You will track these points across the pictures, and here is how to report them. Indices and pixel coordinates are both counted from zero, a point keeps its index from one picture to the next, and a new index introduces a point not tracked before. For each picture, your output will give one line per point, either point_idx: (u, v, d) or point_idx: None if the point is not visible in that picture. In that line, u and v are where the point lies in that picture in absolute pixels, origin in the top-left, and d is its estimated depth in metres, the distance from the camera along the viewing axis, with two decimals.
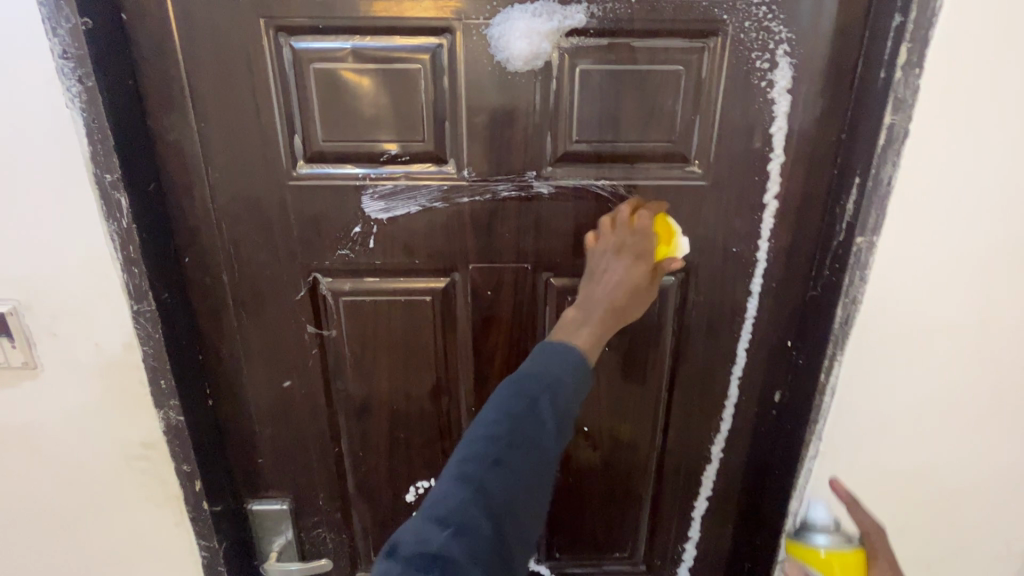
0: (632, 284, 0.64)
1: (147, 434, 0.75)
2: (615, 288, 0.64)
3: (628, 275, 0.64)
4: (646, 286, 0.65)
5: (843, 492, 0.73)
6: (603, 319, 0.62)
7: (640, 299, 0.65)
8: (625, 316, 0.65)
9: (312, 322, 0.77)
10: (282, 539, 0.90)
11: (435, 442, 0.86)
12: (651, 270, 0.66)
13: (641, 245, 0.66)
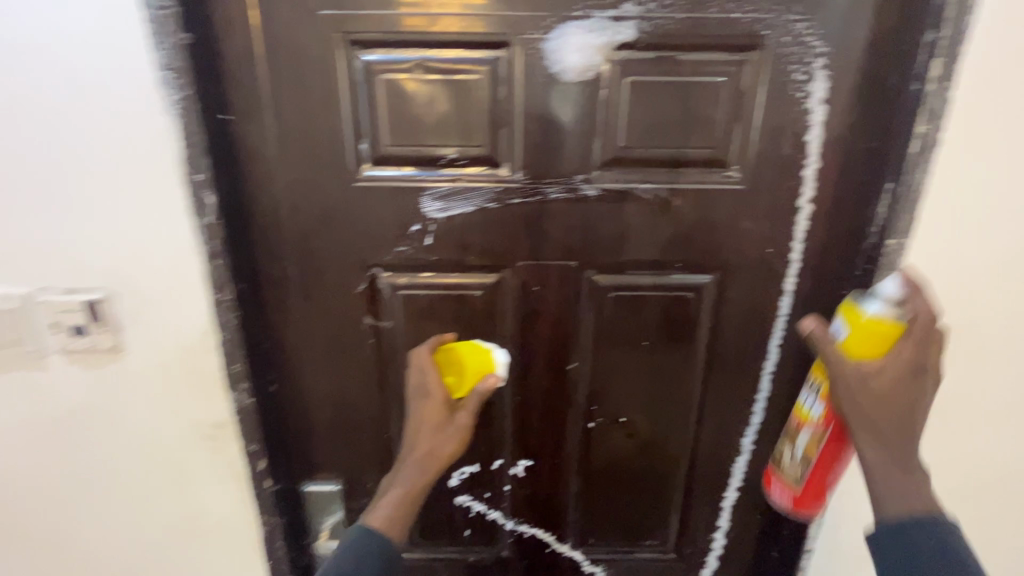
0: (419, 430, 0.73)
1: (218, 415, 0.81)
2: (411, 442, 0.73)
3: (421, 423, 0.73)
4: (446, 422, 0.73)
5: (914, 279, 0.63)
6: (415, 476, 0.71)
7: (439, 437, 0.72)
8: (437, 460, 0.72)
9: (370, 313, 0.83)
10: (332, 519, 0.96)
11: (480, 428, 0.91)
12: (457, 417, 0.73)
13: (426, 385, 0.74)
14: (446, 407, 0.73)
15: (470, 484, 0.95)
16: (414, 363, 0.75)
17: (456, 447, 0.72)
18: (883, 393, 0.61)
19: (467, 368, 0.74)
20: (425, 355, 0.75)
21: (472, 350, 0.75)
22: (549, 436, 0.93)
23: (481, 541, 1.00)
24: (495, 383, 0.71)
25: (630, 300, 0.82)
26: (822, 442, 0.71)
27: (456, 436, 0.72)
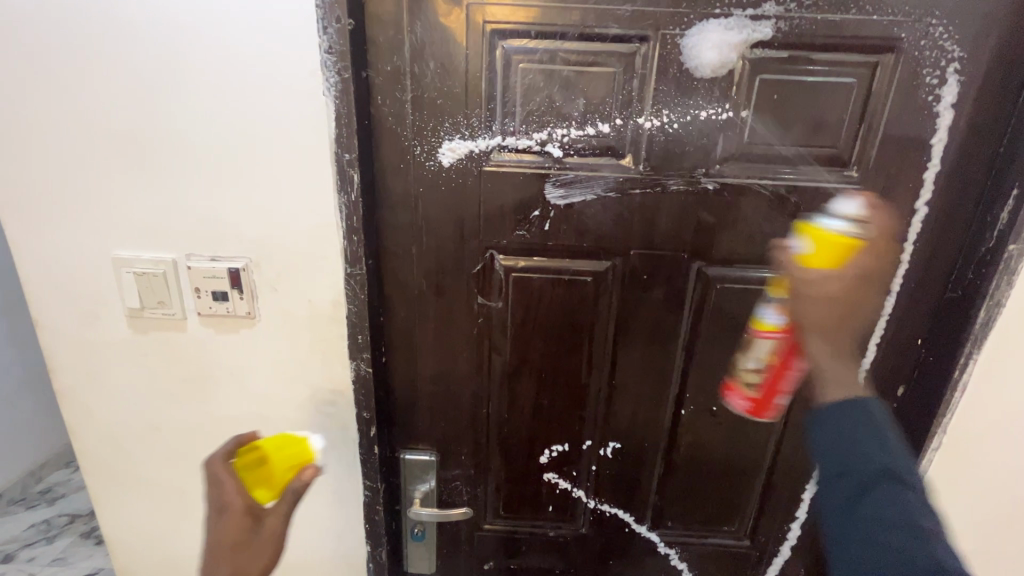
0: (215, 555, 0.61)
1: (338, 380, 0.86)
2: (206, 574, 0.61)
3: (213, 544, 0.61)
4: (249, 535, 0.62)
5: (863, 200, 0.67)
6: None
7: (241, 554, 0.61)
8: None
9: (482, 294, 0.87)
10: (426, 486, 1.01)
11: (573, 410, 0.95)
12: (246, 529, 0.62)
13: (223, 496, 0.64)
14: (249, 515, 0.63)
15: (558, 461, 0.99)
16: (207, 474, 0.65)
17: (269, 562, 0.62)
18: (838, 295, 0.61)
19: (283, 467, 0.68)
20: (219, 464, 0.65)
21: (288, 440, 0.70)
22: (639, 422, 0.96)
23: (561, 517, 1.05)
24: (314, 477, 0.65)
25: (736, 293, 0.85)
26: (775, 353, 0.75)
27: (270, 550, 0.63)
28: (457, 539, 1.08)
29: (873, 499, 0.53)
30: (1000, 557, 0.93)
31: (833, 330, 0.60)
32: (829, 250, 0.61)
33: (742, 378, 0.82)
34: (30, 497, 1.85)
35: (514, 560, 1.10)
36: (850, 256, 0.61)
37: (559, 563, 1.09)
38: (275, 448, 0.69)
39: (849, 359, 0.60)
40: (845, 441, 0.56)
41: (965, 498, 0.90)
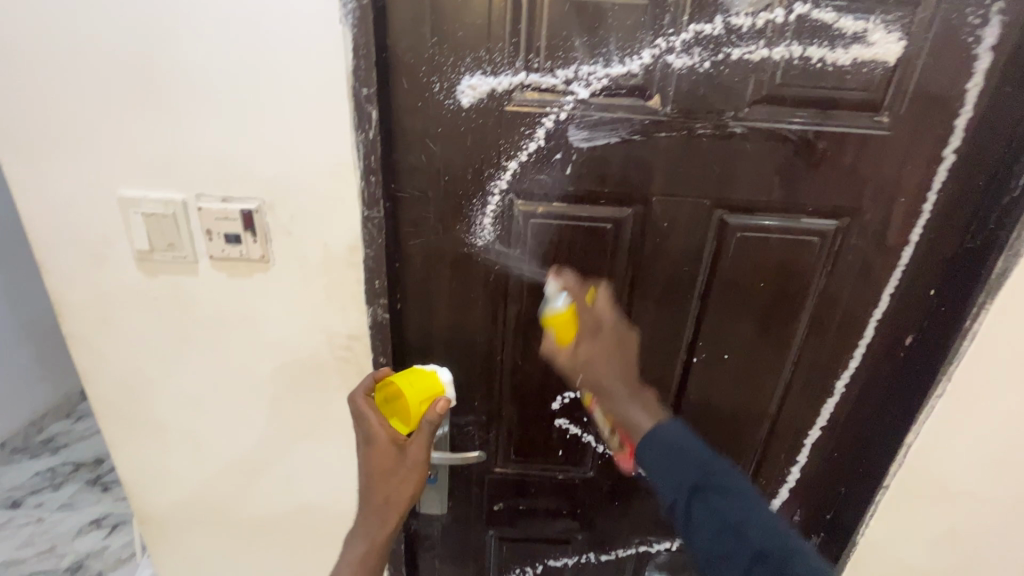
0: (374, 477, 0.78)
1: (354, 326, 0.86)
2: (370, 490, 0.78)
3: (372, 468, 0.78)
4: (396, 461, 0.77)
5: (566, 275, 0.87)
6: (376, 526, 0.78)
7: (395, 476, 0.77)
8: (401, 498, 0.78)
9: (500, 240, 0.86)
10: (441, 432, 1.01)
11: None
12: (395, 456, 0.77)
13: (371, 430, 0.77)
14: (393, 446, 0.77)
15: (570, 407, 1.01)
16: (354, 409, 0.80)
17: (417, 479, 0.78)
18: (578, 368, 0.82)
19: (416, 399, 0.79)
20: (363, 402, 0.79)
21: (418, 375, 0.81)
22: (651, 370, 0.97)
23: (570, 461, 1.08)
24: (445, 408, 0.76)
25: (756, 241, 0.85)
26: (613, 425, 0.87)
27: (414, 474, 0.77)
28: (468, 482, 1.12)
29: (697, 523, 0.70)
30: (985, 502, 0.96)
31: (609, 371, 0.82)
32: (561, 327, 0.82)
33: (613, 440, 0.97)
34: (34, 447, 1.98)
35: (522, 501, 1.14)
36: (581, 319, 0.83)
37: (566, 504, 1.14)
38: (408, 382, 0.80)
39: (644, 398, 0.81)
40: (664, 477, 0.73)
41: (963, 447, 0.91)
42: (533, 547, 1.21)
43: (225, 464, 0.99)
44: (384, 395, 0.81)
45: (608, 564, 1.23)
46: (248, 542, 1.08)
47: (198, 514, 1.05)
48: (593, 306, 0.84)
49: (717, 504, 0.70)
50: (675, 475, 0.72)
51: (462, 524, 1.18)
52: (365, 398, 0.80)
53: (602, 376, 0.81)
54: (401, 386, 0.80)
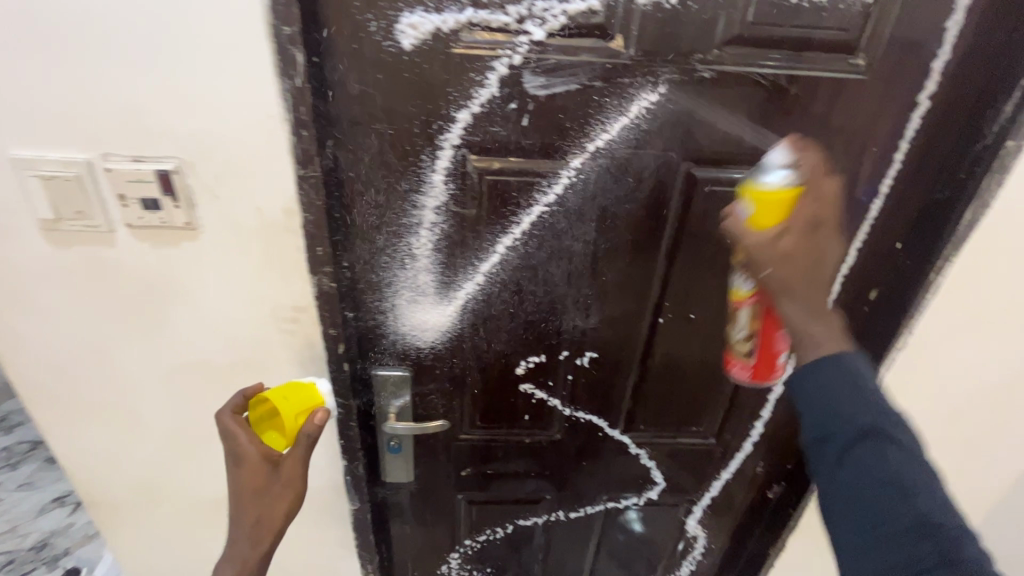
0: (245, 497, 0.76)
1: (298, 297, 0.80)
2: (240, 511, 0.76)
3: (242, 488, 0.76)
4: (268, 478, 0.76)
5: (799, 152, 0.64)
6: (246, 546, 0.76)
7: (269, 492, 0.76)
8: (276, 516, 0.77)
9: (454, 200, 0.79)
10: (401, 401, 0.98)
11: (551, 321, 0.92)
12: (266, 472, 0.76)
13: (239, 447, 0.76)
14: (267, 462, 0.76)
15: (535, 372, 0.98)
16: (222, 429, 0.77)
17: (291, 496, 0.76)
18: (784, 253, 0.61)
19: (291, 413, 0.78)
20: (229, 419, 0.77)
21: (294, 389, 0.80)
22: (617, 332, 0.94)
23: (537, 425, 1.06)
24: (325, 418, 0.77)
25: (723, 196, 0.81)
26: (758, 319, 0.73)
27: (289, 492, 0.76)
28: (434, 450, 1.09)
29: (866, 462, 0.55)
30: (939, 447, 1.00)
31: (801, 287, 0.61)
32: (768, 207, 0.61)
33: (739, 351, 0.79)
34: None
35: (491, 465, 1.13)
36: (796, 206, 0.62)
37: (534, 466, 1.14)
38: (283, 398, 0.79)
39: (827, 314, 0.62)
40: (829, 409, 0.58)
41: (920, 395, 0.95)
42: (503, 508, 1.22)
43: (173, 445, 0.94)
44: (261, 411, 0.81)
45: (577, 520, 1.24)
46: (204, 524, 1.04)
47: (148, 498, 1.00)
48: (812, 197, 0.63)
49: (882, 460, 0.55)
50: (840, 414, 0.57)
51: (430, 490, 1.16)
52: (234, 417, 0.78)
53: (772, 267, 0.62)
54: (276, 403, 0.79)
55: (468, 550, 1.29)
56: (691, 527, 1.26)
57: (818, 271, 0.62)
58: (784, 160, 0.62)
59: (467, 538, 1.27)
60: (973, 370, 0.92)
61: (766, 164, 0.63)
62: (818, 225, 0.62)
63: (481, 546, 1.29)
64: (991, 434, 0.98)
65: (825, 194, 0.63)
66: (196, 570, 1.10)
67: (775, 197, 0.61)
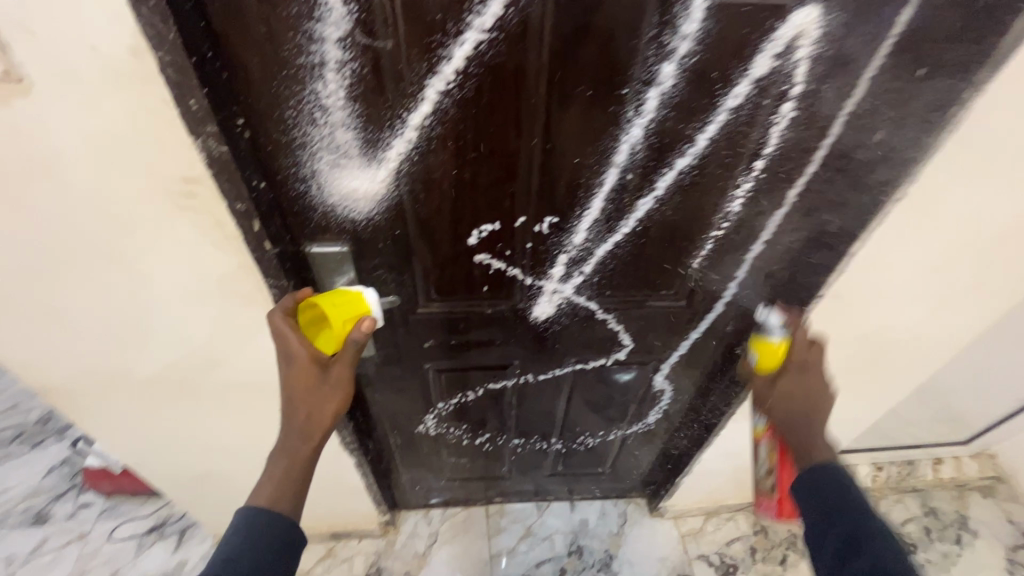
0: (295, 395, 0.78)
1: (186, 166, 0.66)
2: (292, 408, 0.78)
3: (292, 387, 0.77)
4: (319, 379, 0.78)
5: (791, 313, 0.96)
6: (298, 441, 0.78)
7: (319, 392, 0.78)
8: (324, 415, 0.78)
9: (361, 28, 0.61)
10: (345, 279, 0.90)
11: (503, 182, 0.80)
12: (318, 374, 0.77)
13: (291, 346, 0.76)
14: (317, 365, 0.77)
15: (489, 241, 0.88)
16: (272, 328, 0.77)
17: (341, 397, 0.79)
18: (788, 393, 0.90)
19: (341, 319, 0.80)
20: (282, 320, 0.77)
21: (342, 297, 0.82)
22: (579, 193, 0.82)
23: (498, 295, 1.00)
24: (371, 326, 0.76)
25: (705, 13, 0.64)
26: (775, 462, 1.09)
27: (339, 391, 0.79)
28: (392, 325, 1.05)
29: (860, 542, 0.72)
30: (915, 301, 0.96)
31: (798, 405, 0.90)
32: (768, 357, 0.95)
33: (765, 485, 1.14)
34: None
35: (455, 336, 1.09)
36: (805, 328, 0.90)
37: (500, 334, 1.10)
38: (334, 304, 0.80)
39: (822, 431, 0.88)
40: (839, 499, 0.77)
41: (907, 253, 0.87)
42: (472, 375, 1.22)
43: (100, 341, 0.86)
44: (309, 316, 0.81)
45: (546, 381, 1.27)
46: (167, 406, 1.03)
47: (93, 393, 0.95)
48: (807, 347, 0.93)
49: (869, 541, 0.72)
50: (831, 502, 0.77)
51: (396, 362, 1.15)
52: (286, 318, 0.78)
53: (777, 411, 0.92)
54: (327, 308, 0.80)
55: (443, 411, 1.34)
56: (658, 381, 1.29)
57: (821, 400, 0.90)
58: (781, 322, 0.97)
59: (440, 402, 1.30)
60: (971, 222, 0.82)
61: (772, 326, 0.97)
62: (813, 344, 0.95)
63: (455, 407, 1.34)
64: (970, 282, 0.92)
65: (812, 365, 0.92)
66: (174, 445, 1.13)
67: (774, 351, 0.94)
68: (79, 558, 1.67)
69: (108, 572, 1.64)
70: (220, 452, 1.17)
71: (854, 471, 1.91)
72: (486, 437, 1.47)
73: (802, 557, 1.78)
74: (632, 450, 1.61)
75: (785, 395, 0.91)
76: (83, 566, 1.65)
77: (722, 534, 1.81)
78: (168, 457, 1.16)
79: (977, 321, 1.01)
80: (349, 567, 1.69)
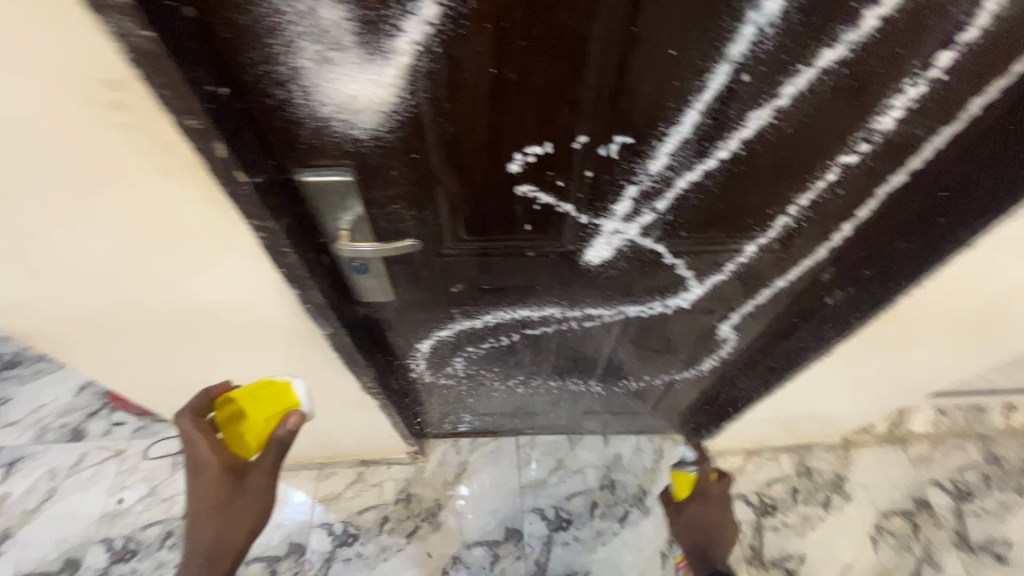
0: (203, 512, 0.74)
1: (103, 60, 0.45)
2: (201, 525, 0.75)
3: (206, 498, 0.74)
4: (231, 490, 0.74)
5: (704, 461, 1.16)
6: (205, 558, 0.75)
7: (229, 507, 0.74)
8: (238, 533, 0.75)
9: None
10: (351, 215, 0.71)
11: (561, 87, 0.56)
12: (222, 488, 0.74)
13: (201, 455, 0.74)
14: (231, 472, 0.75)
15: (536, 169, 0.66)
16: (182, 433, 0.75)
17: (257, 510, 0.75)
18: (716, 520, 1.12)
19: (261, 418, 0.75)
20: (190, 427, 0.74)
21: (262, 390, 0.76)
22: (668, 101, 0.58)
23: (543, 236, 0.80)
24: (297, 424, 0.72)
25: None
26: None
27: (255, 503, 0.75)
28: (413, 268, 0.87)
29: None
30: None
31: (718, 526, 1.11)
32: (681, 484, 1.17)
33: None
34: None
35: (489, 280, 0.91)
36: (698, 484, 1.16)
37: (541, 279, 0.91)
38: (253, 400, 0.76)
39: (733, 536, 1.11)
40: None
41: None
42: (508, 320, 1.06)
43: (66, 288, 0.71)
44: (228, 414, 0.78)
45: (591, 327, 1.10)
46: (166, 353, 0.90)
47: (76, 342, 0.83)
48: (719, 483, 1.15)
49: None
50: None
51: (420, 307, 0.99)
52: (196, 420, 0.76)
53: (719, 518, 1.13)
54: (246, 406, 0.76)
55: (473, 355, 1.20)
56: (723, 330, 1.11)
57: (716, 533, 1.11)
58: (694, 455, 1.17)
59: (470, 346, 1.16)
60: None
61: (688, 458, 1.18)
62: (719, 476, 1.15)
63: (486, 351, 1.19)
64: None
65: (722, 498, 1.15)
66: (182, 388, 1.03)
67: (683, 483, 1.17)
68: (118, 473, 1.70)
69: (147, 487, 1.67)
70: None
71: (918, 417, 1.76)
72: (521, 378, 1.35)
73: (848, 501, 1.68)
74: (677, 393, 1.47)
75: (690, 524, 1.12)
76: (123, 480, 1.69)
77: (764, 474, 1.72)
78: (179, 399, 1.07)
79: None
80: (379, 491, 1.69)
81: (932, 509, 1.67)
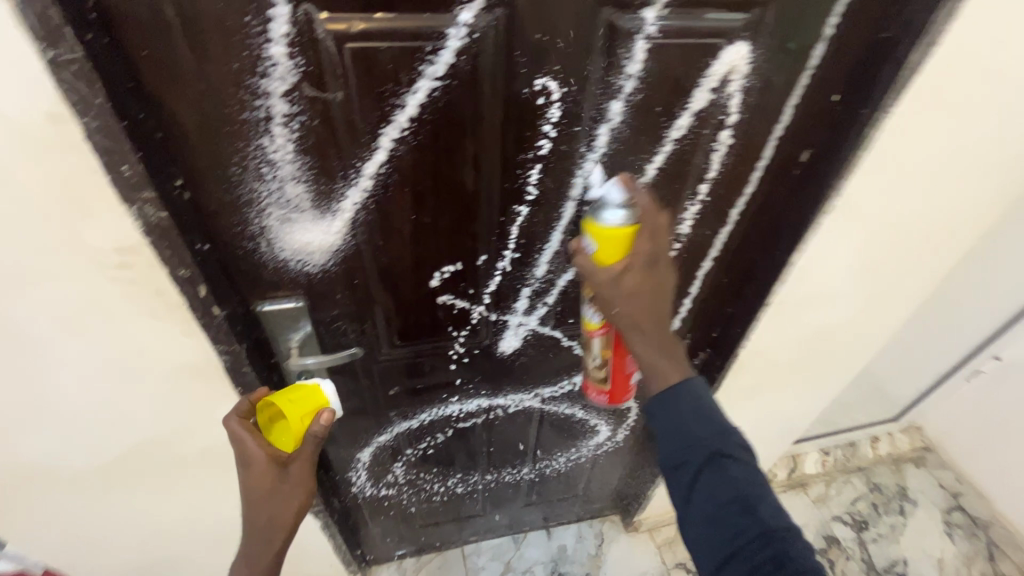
0: (255, 500, 0.76)
1: (118, 236, 0.60)
2: (252, 512, 0.77)
3: (252, 488, 0.75)
4: (278, 479, 0.76)
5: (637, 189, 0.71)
6: (261, 542, 0.79)
7: (276, 495, 0.76)
8: (288, 513, 0.78)
9: (310, 83, 0.60)
10: (301, 334, 0.84)
11: (462, 224, 0.79)
12: (275, 475, 0.75)
13: (247, 450, 0.74)
14: (277, 463, 0.75)
15: (452, 282, 0.87)
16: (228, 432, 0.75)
17: (302, 494, 0.78)
18: (635, 294, 0.71)
19: (296, 416, 0.75)
20: (237, 425, 0.74)
21: (299, 391, 0.77)
22: (538, 226, 0.83)
23: (463, 334, 0.98)
24: (330, 418, 0.72)
25: (653, 58, 0.68)
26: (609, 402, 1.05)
27: (301, 489, 0.78)
28: (353, 376, 0.99)
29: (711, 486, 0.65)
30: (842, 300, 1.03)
31: (647, 324, 0.72)
32: (609, 245, 0.69)
33: (595, 377, 0.90)
34: None
35: (420, 379, 1.06)
36: (634, 243, 0.70)
37: (466, 372, 1.08)
38: (287, 401, 0.76)
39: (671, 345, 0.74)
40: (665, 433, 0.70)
41: (828, 262, 0.93)
42: (442, 416, 1.18)
43: (23, 436, 0.76)
44: (268, 416, 0.79)
45: (516, 413, 1.25)
46: (106, 496, 0.91)
47: (13, 495, 0.84)
48: (648, 232, 0.71)
49: (723, 475, 0.66)
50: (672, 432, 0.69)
51: (360, 414, 1.09)
52: (241, 420, 0.75)
53: (647, 301, 0.72)
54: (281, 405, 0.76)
55: (412, 457, 1.29)
56: None
57: (657, 304, 0.73)
58: (622, 200, 0.70)
59: (409, 448, 1.25)
60: (875, 233, 0.89)
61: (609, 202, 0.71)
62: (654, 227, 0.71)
63: (424, 452, 1.29)
64: (883, 293, 1.03)
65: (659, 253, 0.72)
66: (116, 537, 1.01)
67: (612, 239, 0.69)
68: None
69: None
70: (171, 535, 1.05)
71: (807, 459, 2.02)
72: (458, 476, 1.44)
73: None
74: (603, 470, 1.61)
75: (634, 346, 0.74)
76: None
77: None
78: (111, 551, 1.03)
79: (900, 310, 1.10)
80: None
81: (840, 543, 1.88)
